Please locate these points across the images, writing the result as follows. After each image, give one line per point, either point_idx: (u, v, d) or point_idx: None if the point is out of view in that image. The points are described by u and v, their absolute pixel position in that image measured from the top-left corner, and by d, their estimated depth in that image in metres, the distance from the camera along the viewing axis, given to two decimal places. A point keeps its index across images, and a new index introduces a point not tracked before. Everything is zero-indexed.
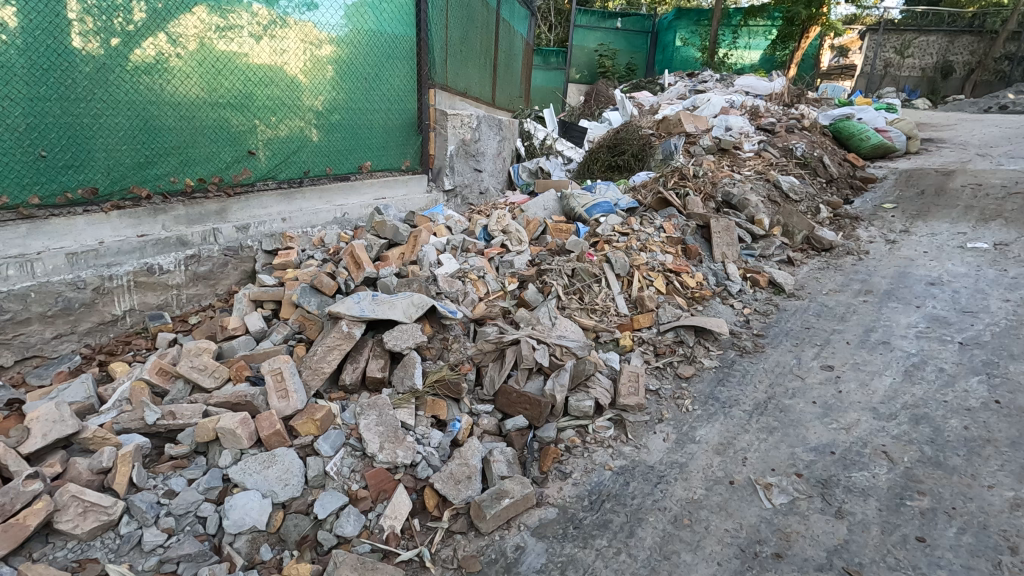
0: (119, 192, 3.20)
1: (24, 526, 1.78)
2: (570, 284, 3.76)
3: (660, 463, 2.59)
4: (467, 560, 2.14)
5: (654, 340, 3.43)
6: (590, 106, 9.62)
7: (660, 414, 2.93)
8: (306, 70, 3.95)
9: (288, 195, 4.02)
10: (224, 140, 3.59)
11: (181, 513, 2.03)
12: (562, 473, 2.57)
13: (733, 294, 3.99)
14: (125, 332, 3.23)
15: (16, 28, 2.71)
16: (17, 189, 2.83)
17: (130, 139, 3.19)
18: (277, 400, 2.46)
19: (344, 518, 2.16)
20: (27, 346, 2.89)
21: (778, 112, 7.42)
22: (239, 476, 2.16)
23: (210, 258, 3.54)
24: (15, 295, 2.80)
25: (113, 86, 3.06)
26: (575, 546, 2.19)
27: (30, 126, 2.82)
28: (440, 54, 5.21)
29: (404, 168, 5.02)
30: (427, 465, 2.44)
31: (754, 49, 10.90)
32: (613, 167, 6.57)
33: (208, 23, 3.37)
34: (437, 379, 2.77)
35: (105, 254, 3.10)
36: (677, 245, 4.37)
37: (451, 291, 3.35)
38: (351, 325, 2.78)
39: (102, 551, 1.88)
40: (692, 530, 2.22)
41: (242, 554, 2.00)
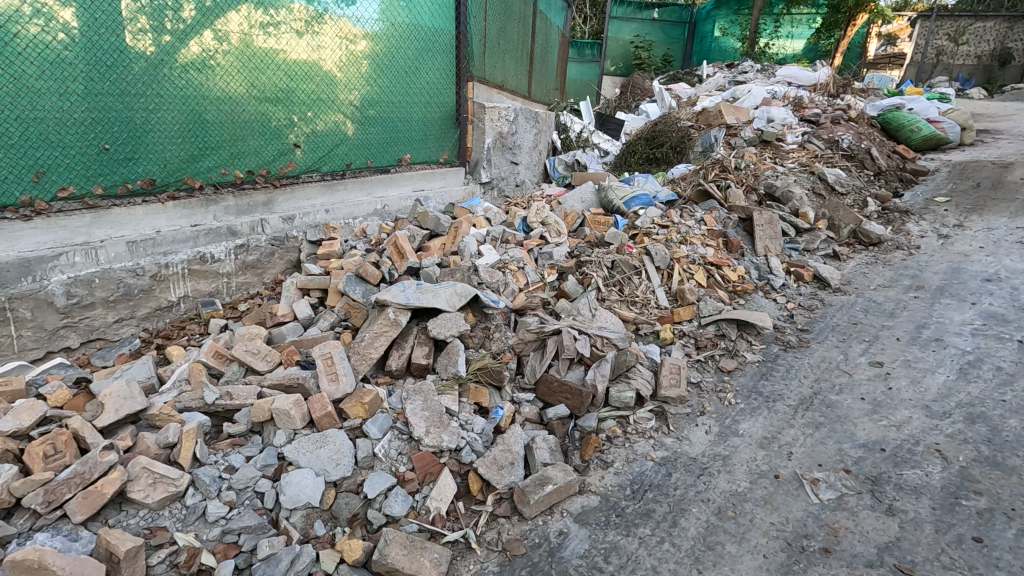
0: (174, 183, 3.34)
1: (102, 493, 1.90)
2: (610, 276, 3.75)
3: (703, 455, 2.59)
4: (512, 543, 2.19)
5: (695, 333, 3.40)
6: (626, 98, 9.53)
7: (701, 406, 2.92)
8: (345, 65, 4.04)
9: (331, 187, 4.11)
10: (269, 134, 3.71)
11: (241, 487, 2.13)
12: (603, 462, 2.58)
13: (777, 288, 3.92)
14: (180, 318, 3.39)
15: (79, 28, 2.86)
16: (83, 180, 3.00)
17: (184, 133, 3.33)
18: (327, 383, 2.54)
19: (393, 498, 2.22)
20: (91, 329, 3.05)
21: (824, 102, 7.21)
22: (293, 455, 2.24)
23: (258, 248, 3.67)
24: (81, 281, 2.95)
25: (167, 82, 3.20)
26: (618, 533, 2.21)
27: (95, 121, 2.98)
28: (479, 47, 5.25)
29: (442, 161, 5.08)
30: (471, 450, 2.49)
31: (797, 38, 10.48)
32: (651, 160, 6.55)
33: (254, 20, 3.48)
34: (479, 367, 2.83)
35: (162, 242, 3.25)
36: (718, 238, 4.30)
37: (492, 282, 3.40)
38: (398, 313, 2.85)
39: (170, 520, 1.99)
40: (736, 522, 2.21)
41: (297, 529, 2.10)
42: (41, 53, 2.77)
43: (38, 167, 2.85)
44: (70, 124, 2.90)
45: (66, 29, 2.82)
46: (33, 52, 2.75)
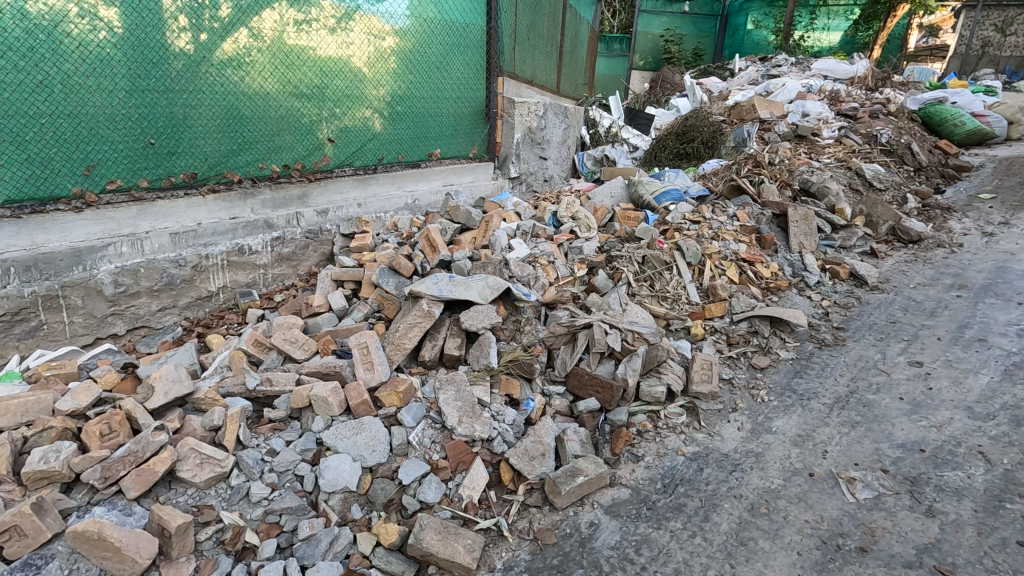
0: (215, 177, 3.44)
1: (154, 471, 1.99)
2: (640, 271, 3.74)
3: (735, 452, 2.57)
4: (543, 533, 2.22)
5: (727, 329, 3.37)
6: (656, 93, 9.45)
7: (733, 403, 2.90)
8: (375, 62, 4.10)
9: (363, 181, 4.19)
10: (303, 129, 3.79)
11: (282, 470, 2.20)
12: (634, 456, 2.59)
13: (811, 286, 3.85)
14: (219, 308, 3.50)
15: (123, 27, 2.97)
16: (129, 173, 3.11)
17: (223, 127, 3.42)
18: (363, 371, 2.61)
19: (427, 485, 2.26)
20: (137, 317, 3.18)
21: (861, 96, 7.01)
22: (331, 440, 2.30)
23: (293, 240, 3.77)
24: (127, 270, 3.08)
25: (207, 78, 3.29)
26: (649, 526, 2.22)
27: (141, 116, 3.10)
28: (509, 42, 5.26)
29: (471, 156, 5.12)
30: (503, 441, 2.52)
31: (833, 31, 10.27)
32: (682, 155, 6.48)
33: (287, 18, 3.57)
34: (511, 359, 2.87)
35: (203, 234, 3.36)
36: (751, 234, 4.25)
37: (523, 276, 3.40)
38: (431, 304, 2.88)
39: (216, 499, 2.06)
40: (770, 519, 2.19)
41: (336, 511, 2.16)
42: (88, 52, 2.89)
43: (88, 161, 2.97)
44: (117, 119, 3.02)
45: (109, 28, 2.92)
46: (81, 51, 2.86)
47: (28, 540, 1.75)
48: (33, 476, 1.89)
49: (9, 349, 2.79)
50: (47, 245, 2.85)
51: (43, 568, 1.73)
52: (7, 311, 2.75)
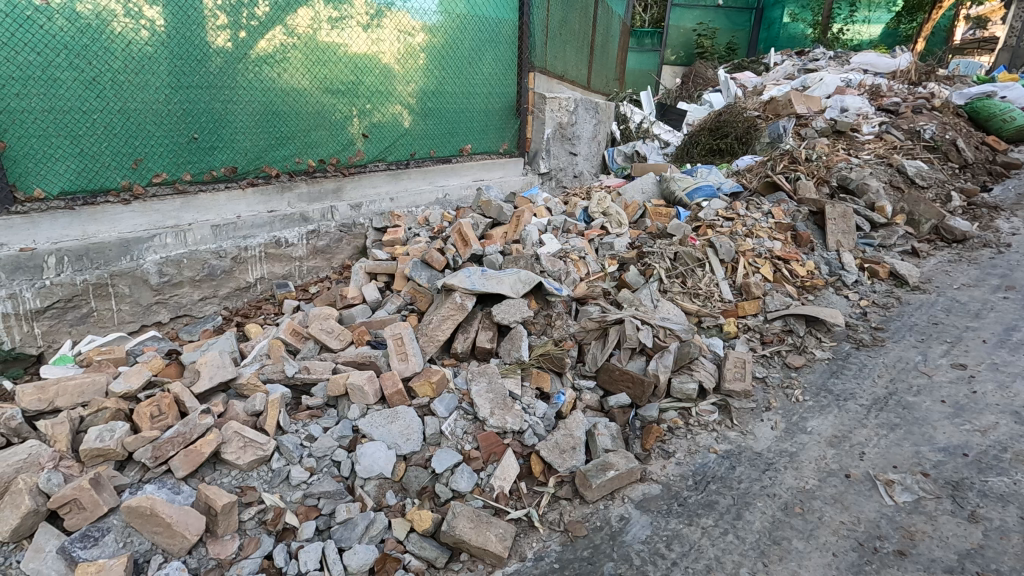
0: (254, 171, 3.55)
1: (200, 452, 2.08)
2: (672, 267, 3.71)
3: (769, 451, 2.54)
4: (574, 525, 2.24)
5: (761, 327, 3.32)
6: (688, 88, 9.34)
7: (767, 402, 2.86)
8: (407, 58, 4.15)
9: (395, 175, 4.24)
10: (338, 124, 3.87)
11: (320, 455, 2.26)
12: (665, 452, 2.58)
13: (849, 285, 3.77)
14: (256, 299, 3.60)
15: (167, 25, 3.07)
16: (174, 166, 3.23)
17: (262, 123, 3.52)
18: (397, 362, 2.66)
19: (459, 474, 2.31)
20: (179, 306, 3.29)
21: (904, 90, 6.78)
22: (367, 428, 2.37)
23: (328, 233, 3.85)
24: (172, 260, 3.19)
25: (246, 75, 3.39)
26: (680, 522, 2.21)
27: (186, 112, 3.22)
28: (541, 37, 5.27)
29: (502, 151, 5.15)
30: (533, 434, 2.55)
31: (874, 23, 9.92)
32: (715, 151, 6.38)
33: (322, 16, 3.63)
34: (542, 353, 2.88)
35: (242, 227, 3.46)
36: (787, 231, 4.17)
37: (554, 270, 3.40)
38: (464, 297, 2.92)
39: (258, 481, 2.14)
40: (804, 519, 2.17)
41: (371, 497, 2.21)
42: (134, 50, 3.00)
43: (136, 155, 3.10)
44: (162, 115, 3.14)
45: (153, 27, 3.03)
46: (129, 50, 2.98)
47: (87, 513, 1.85)
48: (91, 453, 2.00)
49: (62, 335, 2.91)
50: (97, 235, 2.97)
51: (100, 540, 1.83)
52: (62, 298, 2.87)
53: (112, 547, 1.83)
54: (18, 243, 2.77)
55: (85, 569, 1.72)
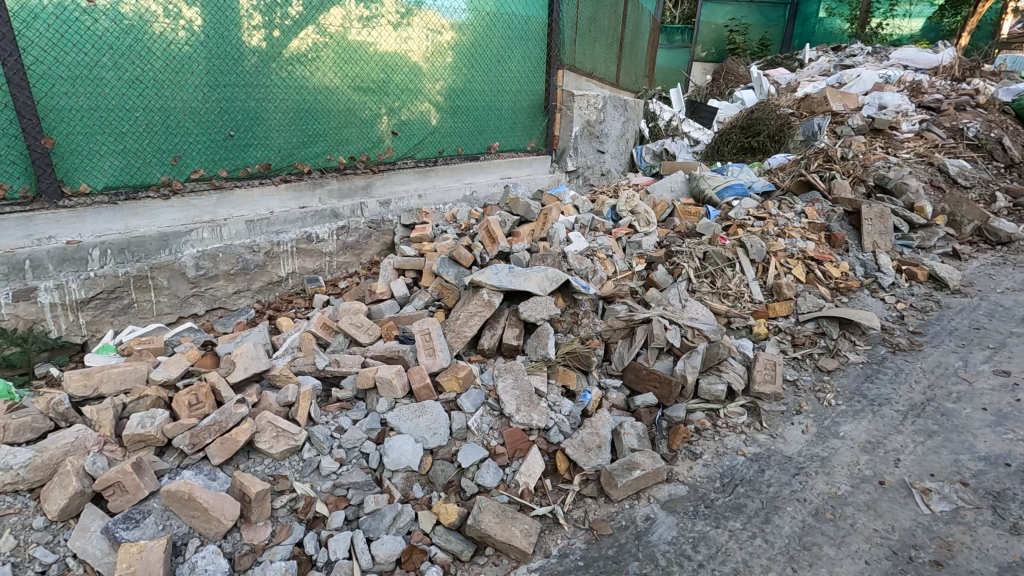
0: (287, 168, 3.62)
1: (235, 440, 2.14)
2: (701, 267, 3.65)
3: (799, 455, 2.50)
4: (599, 523, 2.23)
5: (792, 329, 3.26)
6: (719, 85, 9.19)
7: (798, 405, 2.81)
8: (435, 56, 4.18)
9: (423, 173, 4.28)
10: (368, 122, 3.93)
11: (350, 447, 2.31)
12: (692, 453, 2.56)
13: (885, 288, 3.66)
14: (288, 293, 3.68)
15: (204, 25, 3.15)
16: (211, 163, 3.32)
17: (295, 120, 3.59)
18: (425, 357, 2.69)
19: (484, 469, 2.33)
20: (215, 298, 3.39)
21: (946, 86, 6.55)
22: (395, 422, 2.40)
23: (357, 230, 3.91)
24: (208, 254, 3.29)
25: (279, 74, 3.46)
26: (707, 524, 2.19)
27: (223, 110, 3.30)
28: (570, 34, 5.25)
29: (529, 149, 5.15)
30: (559, 431, 2.55)
31: (915, 17, 9.63)
32: (746, 149, 6.25)
33: (353, 15, 3.68)
34: (568, 351, 2.88)
35: (275, 222, 3.54)
36: (821, 231, 4.07)
37: (582, 268, 3.39)
38: (491, 294, 2.94)
39: (290, 470, 2.19)
40: (835, 525, 2.12)
41: (399, 489, 2.25)
42: (174, 50, 3.09)
43: (175, 152, 3.20)
44: (200, 113, 3.23)
45: (191, 27, 3.11)
46: (169, 50, 3.07)
47: (129, 495, 1.93)
48: (133, 438, 2.08)
49: (104, 324, 3.03)
50: (138, 229, 3.08)
51: (142, 522, 1.90)
52: (105, 289, 2.98)
53: (152, 529, 1.90)
54: (65, 237, 2.88)
55: (127, 549, 1.80)
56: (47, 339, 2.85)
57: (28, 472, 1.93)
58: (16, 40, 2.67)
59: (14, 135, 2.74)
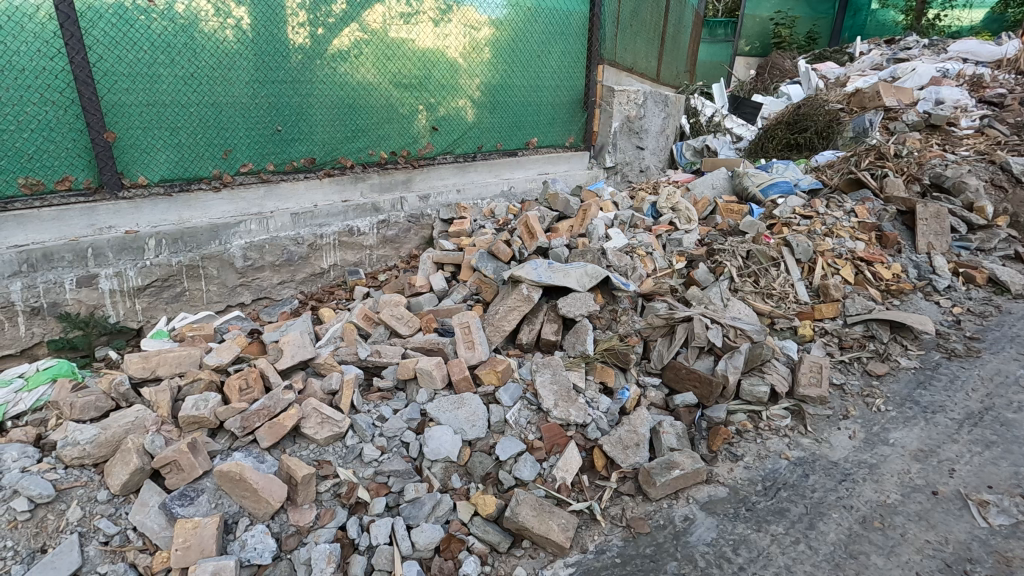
0: (331, 162, 3.71)
1: (283, 425, 2.21)
2: (744, 266, 3.56)
3: (846, 461, 2.42)
4: (636, 521, 2.22)
5: (840, 332, 3.15)
6: (764, 80, 8.93)
7: (845, 410, 2.72)
8: (474, 52, 4.20)
9: (462, 168, 4.32)
10: (408, 117, 3.98)
11: (391, 435, 2.35)
12: (733, 455, 2.51)
13: (940, 291, 3.50)
14: (329, 285, 3.77)
15: (254, 23, 3.24)
16: (260, 157, 3.43)
17: (339, 116, 3.67)
18: (464, 350, 2.73)
19: (522, 463, 2.34)
20: (261, 288, 3.50)
21: (1011, 81, 6.19)
22: (435, 412, 2.44)
23: (397, 223, 3.98)
24: (255, 246, 3.40)
25: (324, 70, 3.53)
26: (748, 527, 2.15)
27: (271, 106, 3.40)
28: (612, 29, 5.20)
29: (568, 145, 5.13)
30: (596, 428, 2.54)
31: (976, 8, 8.99)
32: (792, 146, 6.06)
33: (395, 12, 3.73)
34: (606, 348, 2.86)
35: (319, 215, 3.63)
36: (871, 231, 3.92)
37: (621, 266, 3.37)
38: (531, 289, 2.94)
39: (334, 456, 2.25)
40: (884, 534, 2.05)
41: (438, 478, 2.28)
42: (226, 47, 3.19)
43: (226, 146, 3.31)
44: (250, 109, 3.33)
45: (241, 25, 3.20)
46: (221, 48, 3.18)
47: (184, 473, 2.02)
48: (188, 420, 2.17)
49: (158, 311, 3.17)
50: (191, 221, 3.21)
51: (196, 499, 1.99)
52: (160, 277, 3.12)
53: (205, 506, 1.99)
54: (124, 227, 3.03)
55: (183, 524, 1.88)
56: (106, 324, 3.00)
57: (94, 447, 2.05)
58: (83, 38, 2.81)
59: (80, 129, 2.89)
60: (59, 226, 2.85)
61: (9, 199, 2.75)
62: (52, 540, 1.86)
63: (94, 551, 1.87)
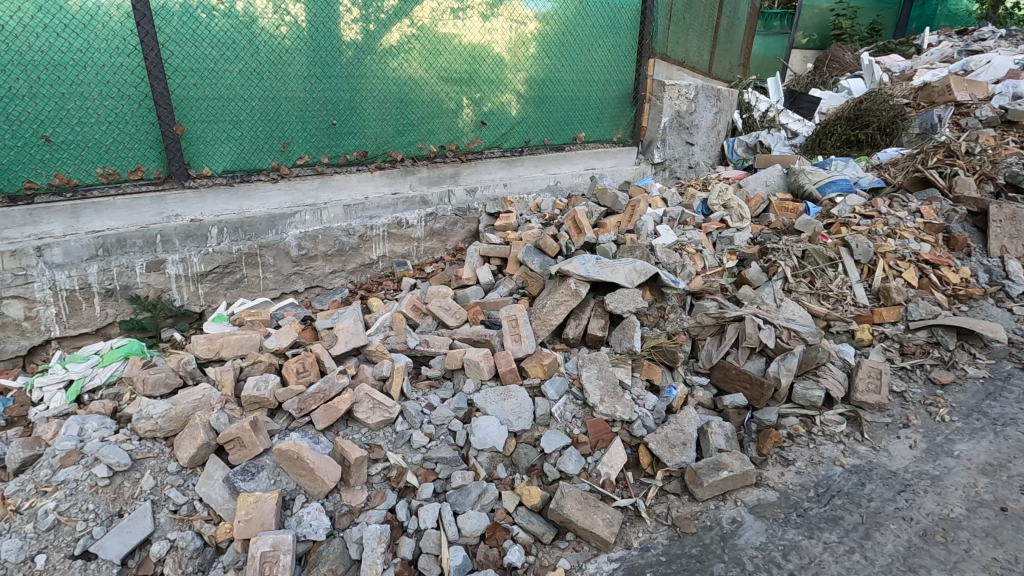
0: (382, 155, 3.80)
1: (338, 408, 2.30)
2: (799, 266, 3.44)
3: (906, 471, 2.32)
4: (682, 521, 2.20)
5: (901, 337, 3.02)
6: (822, 73, 8.58)
7: (905, 418, 2.61)
8: (522, 47, 4.20)
9: (509, 162, 4.34)
10: (457, 111, 4.03)
11: (439, 423, 2.40)
12: (784, 459, 2.45)
13: (1014, 297, 3.30)
14: (377, 275, 3.86)
15: (310, 20, 3.33)
16: (316, 150, 3.55)
17: (390, 110, 3.75)
18: (511, 342, 2.75)
19: (567, 456, 2.35)
20: (313, 277, 3.61)
21: None
22: (481, 403, 2.47)
23: (443, 217, 4.03)
24: (309, 235, 3.51)
25: (376, 66, 3.62)
26: (799, 533, 2.10)
27: (327, 100, 3.51)
28: (663, 21, 5.10)
29: (616, 140, 5.07)
30: (642, 425, 2.51)
31: None
32: (852, 143, 5.83)
33: (444, 7, 3.77)
34: (654, 345, 2.83)
35: (369, 207, 3.72)
36: (937, 233, 3.72)
37: (670, 262, 3.30)
38: (578, 284, 2.95)
39: (384, 440, 2.31)
40: (947, 549, 1.97)
41: (484, 467, 2.32)
42: (285, 43, 3.30)
43: (285, 139, 3.44)
44: (307, 103, 3.45)
45: (297, 22, 3.30)
46: (279, 45, 3.29)
47: (246, 450, 2.12)
48: (250, 399, 2.28)
49: (219, 296, 3.31)
50: (251, 211, 3.35)
51: (256, 475, 2.09)
52: (221, 264, 3.26)
53: (265, 482, 2.09)
54: (189, 215, 3.18)
55: (245, 498, 1.98)
56: (172, 307, 3.16)
57: (165, 421, 2.18)
58: (157, 35, 2.96)
59: (152, 122, 3.05)
60: (131, 214, 3.02)
61: (88, 187, 2.95)
62: (128, 505, 2.00)
63: (165, 518, 1.99)
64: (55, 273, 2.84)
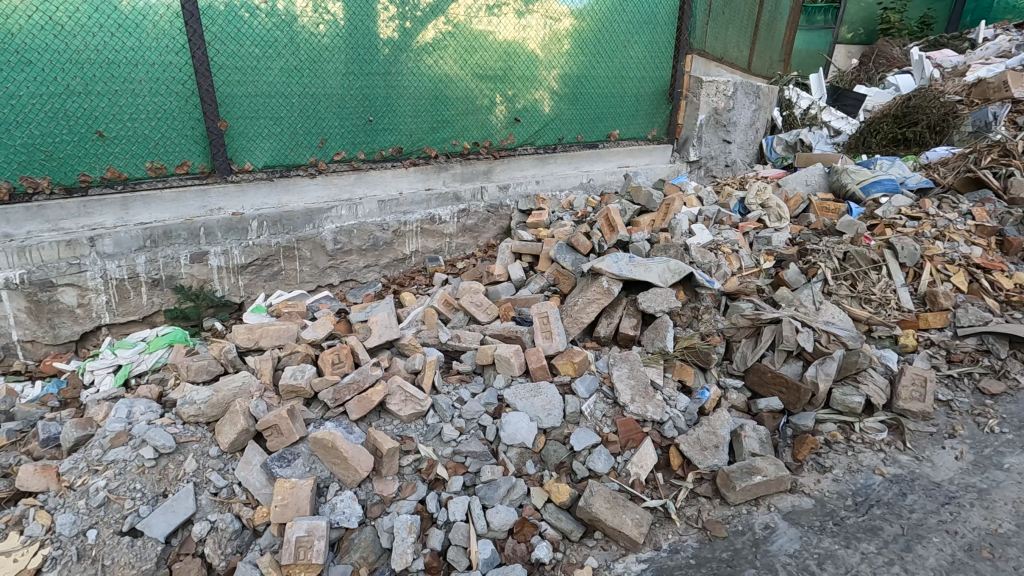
0: (416, 152, 3.84)
1: (371, 399, 2.34)
2: (841, 268, 3.32)
3: (950, 483, 2.24)
4: (713, 524, 2.17)
5: (948, 343, 2.91)
6: (867, 69, 8.30)
7: (951, 428, 2.51)
8: (556, 44, 4.19)
9: (542, 160, 4.34)
10: (490, 108, 4.04)
11: (469, 418, 2.42)
12: (820, 466, 2.39)
13: None
14: (410, 270, 3.91)
15: (349, 18, 3.39)
16: (352, 146, 3.61)
17: (426, 106, 3.79)
18: (542, 339, 2.75)
19: (596, 455, 2.34)
20: (348, 271, 3.68)
21: None
22: (512, 399, 2.48)
23: (476, 213, 4.06)
24: (345, 230, 3.58)
25: (412, 63, 3.66)
26: (835, 542, 2.04)
27: (364, 97, 3.57)
28: (702, 16, 4.99)
29: (650, 137, 5.01)
30: (674, 426, 2.48)
31: None
32: (898, 141, 5.59)
33: (479, 5, 3.78)
34: (687, 346, 2.78)
35: (404, 203, 3.77)
36: (990, 236, 3.55)
37: (704, 262, 3.25)
38: (611, 282, 2.93)
39: (416, 432, 2.35)
40: (994, 565, 1.89)
41: (513, 463, 2.33)
42: (324, 41, 3.37)
43: (323, 135, 3.51)
44: (344, 99, 3.51)
45: (336, 21, 3.37)
46: (318, 43, 3.35)
47: (283, 437, 2.19)
48: (287, 388, 2.35)
49: (258, 288, 3.41)
50: (289, 205, 3.44)
51: (292, 462, 2.15)
52: (260, 256, 3.35)
53: (301, 469, 2.15)
54: (230, 209, 3.29)
55: (282, 483, 2.04)
56: (214, 297, 3.27)
57: (207, 407, 2.26)
58: (203, 34, 3.06)
59: (198, 119, 3.16)
60: (177, 207, 3.14)
61: (138, 181, 3.07)
62: (172, 486, 2.08)
63: (206, 500, 2.07)
64: (106, 263, 2.96)
